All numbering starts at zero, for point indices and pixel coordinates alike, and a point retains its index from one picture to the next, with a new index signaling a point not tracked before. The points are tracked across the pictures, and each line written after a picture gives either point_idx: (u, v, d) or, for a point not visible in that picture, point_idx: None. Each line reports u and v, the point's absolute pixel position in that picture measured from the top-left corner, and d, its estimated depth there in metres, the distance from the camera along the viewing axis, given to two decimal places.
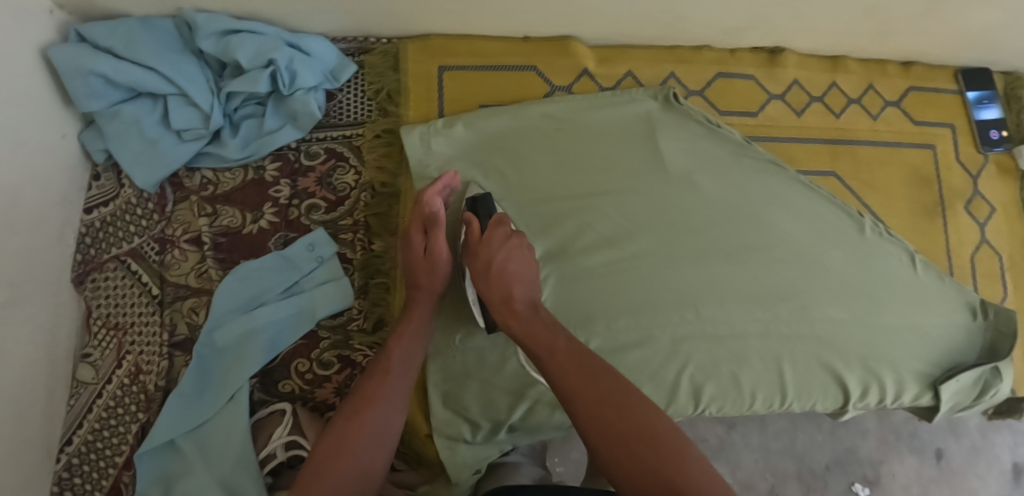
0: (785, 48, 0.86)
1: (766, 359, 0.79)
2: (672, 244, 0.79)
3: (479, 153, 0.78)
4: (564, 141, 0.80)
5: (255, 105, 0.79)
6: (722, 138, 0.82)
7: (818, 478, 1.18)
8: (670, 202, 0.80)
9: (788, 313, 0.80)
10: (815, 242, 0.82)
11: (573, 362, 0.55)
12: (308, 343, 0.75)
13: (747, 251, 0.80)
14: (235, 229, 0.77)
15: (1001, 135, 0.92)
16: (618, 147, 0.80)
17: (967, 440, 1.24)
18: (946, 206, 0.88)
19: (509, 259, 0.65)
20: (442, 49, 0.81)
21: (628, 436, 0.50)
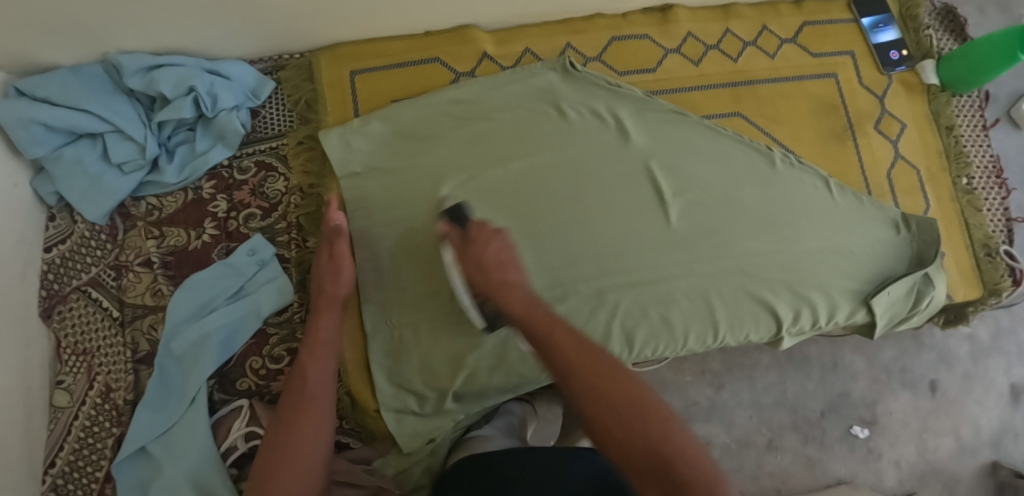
0: (674, 5, 0.90)
1: (695, 297, 0.82)
2: (589, 202, 0.83)
3: (392, 143, 0.84)
4: (473, 121, 0.85)
5: (186, 132, 0.85)
6: (623, 97, 0.86)
7: (815, 426, 1.19)
8: (582, 162, 0.84)
9: (709, 250, 0.84)
10: (732, 180, 0.85)
11: (570, 339, 0.59)
12: (259, 341, 0.81)
13: (660, 199, 0.84)
14: (182, 247, 0.83)
15: (901, 55, 0.95)
16: (526, 119, 0.85)
17: (958, 368, 1.24)
18: (856, 128, 0.91)
19: (501, 251, 0.68)
20: (349, 55, 0.87)
21: (619, 406, 0.55)
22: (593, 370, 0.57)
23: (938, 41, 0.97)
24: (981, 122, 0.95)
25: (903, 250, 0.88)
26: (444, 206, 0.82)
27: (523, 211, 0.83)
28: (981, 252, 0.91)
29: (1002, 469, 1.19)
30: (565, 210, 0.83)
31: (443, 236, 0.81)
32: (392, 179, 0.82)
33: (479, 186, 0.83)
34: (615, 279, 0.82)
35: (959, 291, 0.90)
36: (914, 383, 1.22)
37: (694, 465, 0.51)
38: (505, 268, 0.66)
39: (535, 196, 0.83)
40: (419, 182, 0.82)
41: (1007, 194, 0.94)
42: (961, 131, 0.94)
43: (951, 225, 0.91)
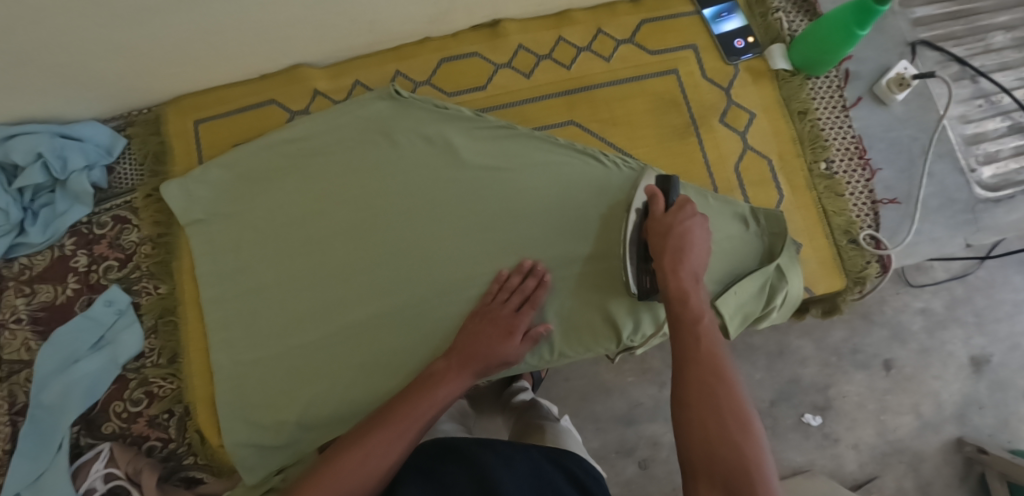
0: (502, 19, 0.91)
1: (529, 313, 0.82)
2: (417, 227, 0.84)
3: (230, 188, 0.87)
4: (305, 157, 0.87)
5: (47, 194, 0.91)
6: (450, 118, 0.87)
7: (766, 416, 1.15)
8: (412, 187, 0.86)
9: (545, 262, 0.83)
10: (562, 191, 0.84)
11: (692, 333, 0.61)
12: (119, 387, 0.85)
13: (492, 217, 0.84)
14: (51, 302, 0.89)
15: (747, 43, 0.92)
16: (354, 149, 0.87)
17: (914, 344, 1.18)
18: (699, 123, 0.90)
19: (688, 231, 0.68)
20: (192, 105, 0.92)
21: (694, 407, 0.56)
22: (710, 380, 0.58)
23: (789, 22, 0.93)
24: (840, 103, 0.92)
25: (753, 245, 0.84)
26: (278, 243, 0.85)
27: (353, 240, 0.84)
28: (843, 239, 0.88)
29: (967, 444, 1.13)
30: (394, 236, 0.84)
31: (278, 269, 0.84)
32: (230, 221, 0.86)
33: (312, 220, 0.85)
34: (447, 299, 0.82)
35: (823, 282, 0.87)
36: (867, 363, 1.17)
37: (716, 458, 0.54)
38: (682, 251, 0.67)
39: (363, 224, 0.85)
40: (254, 221, 0.86)
41: (872, 175, 0.91)
42: (817, 115, 0.91)
43: (809, 213, 0.88)
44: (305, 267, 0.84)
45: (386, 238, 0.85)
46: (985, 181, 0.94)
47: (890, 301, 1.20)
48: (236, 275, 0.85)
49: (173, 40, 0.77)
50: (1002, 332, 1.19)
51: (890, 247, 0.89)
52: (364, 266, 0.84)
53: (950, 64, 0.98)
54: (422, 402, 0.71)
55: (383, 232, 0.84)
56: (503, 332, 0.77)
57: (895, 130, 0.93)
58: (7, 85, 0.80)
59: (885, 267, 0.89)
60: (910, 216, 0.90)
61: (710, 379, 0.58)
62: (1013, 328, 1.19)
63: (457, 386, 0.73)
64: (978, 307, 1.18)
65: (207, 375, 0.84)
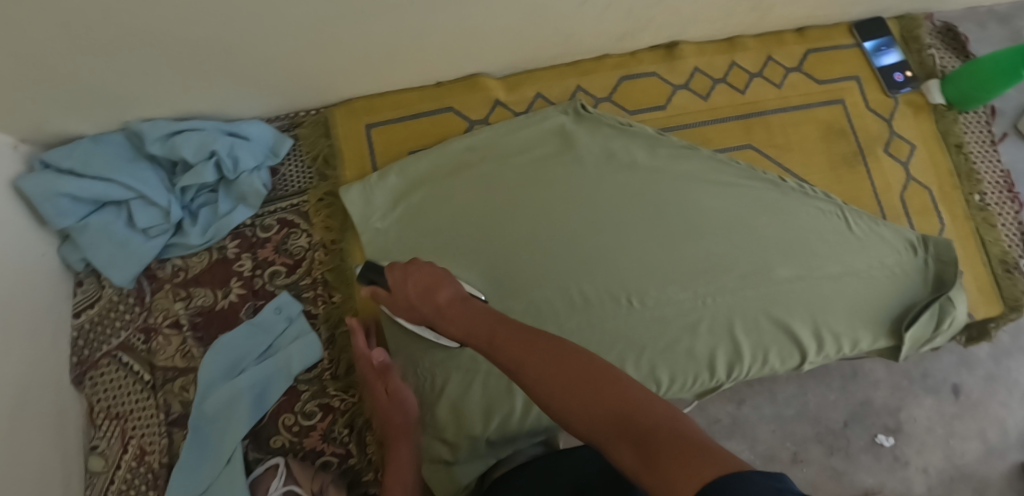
0: (679, 41, 0.92)
1: (718, 334, 0.82)
2: (603, 242, 0.84)
3: (406, 197, 0.85)
4: (488, 166, 0.86)
5: (207, 193, 0.87)
6: (635, 135, 0.87)
7: (839, 437, 1.10)
8: (597, 202, 0.85)
9: (731, 282, 0.84)
10: (743, 214, 0.87)
11: (520, 345, 0.51)
12: (290, 398, 0.81)
13: (678, 236, 0.85)
14: (209, 307, 0.84)
15: (905, 77, 0.96)
16: (539, 161, 0.86)
17: (981, 370, 1.14)
18: (867, 152, 0.92)
19: (412, 282, 0.64)
20: (363, 109, 0.89)
21: (615, 405, 0.44)
22: (590, 384, 0.46)
23: (941, 59, 0.98)
24: (990, 138, 0.97)
25: (915, 270, 0.88)
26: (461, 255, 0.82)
27: (540, 253, 0.83)
28: (1000, 268, 0.91)
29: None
30: (585, 248, 0.83)
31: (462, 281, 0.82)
32: (409, 229, 0.83)
33: (497, 229, 0.84)
34: (631, 317, 0.82)
35: (982, 309, 0.90)
36: (937, 387, 1.12)
37: (674, 437, 0.39)
38: (436, 286, 0.63)
39: (551, 237, 0.83)
40: (434, 231, 0.83)
41: (1020, 208, 0.95)
42: (970, 148, 0.95)
43: (968, 242, 0.92)
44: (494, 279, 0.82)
45: (575, 251, 0.83)
46: None
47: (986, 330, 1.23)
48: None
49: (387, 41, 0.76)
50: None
51: None
52: (556, 278, 0.82)
53: None
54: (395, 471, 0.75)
55: (572, 246, 0.83)
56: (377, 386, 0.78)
57: None
58: (200, 74, 0.76)
59: None
60: None
61: (576, 371, 0.47)
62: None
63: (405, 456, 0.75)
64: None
65: None
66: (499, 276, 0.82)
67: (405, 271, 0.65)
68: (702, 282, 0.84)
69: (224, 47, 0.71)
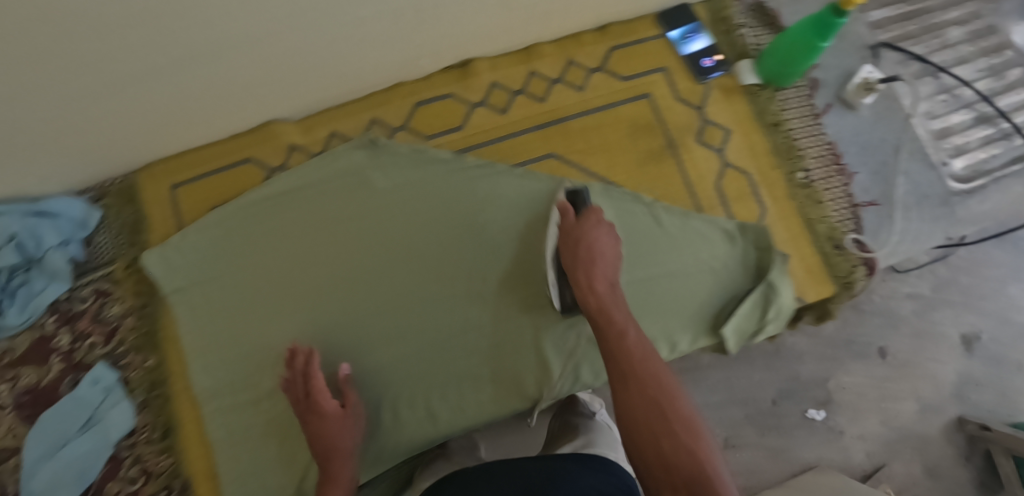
0: (472, 59, 0.92)
1: (522, 355, 0.83)
2: (404, 278, 0.85)
3: (210, 252, 0.86)
4: (288, 214, 0.87)
5: (22, 272, 0.85)
6: (430, 162, 0.88)
7: (769, 416, 1.16)
8: (397, 236, 0.86)
9: (537, 299, 0.84)
10: (547, 230, 0.85)
11: (631, 320, 0.63)
12: (113, 466, 0.82)
13: (483, 261, 0.85)
14: (35, 386, 0.85)
15: (715, 61, 0.94)
16: (337, 203, 0.87)
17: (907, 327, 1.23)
18: (676, 144, 0.90)
19: (594, 237, 0.72)
20: (165, 171, 0.90)
21: (650, 388, 0.55)
22: (628, 358, 0.58)
23: (754, 36, 0.96)
24: (811, 111, 0.94)
25: (734, 263, 0.86)
26: (267, 304, 0.85)
27: (344, 293, 0.85)
28: (829, 246, 0.89)
29: (968, 423, 1.18)
30: (387, 286, 0.85)
31: (269, 333, 0.84)
32: (217, 284, 0.85)
33: (301, 277, 0.85)
34: (437, 349, 0.83)
35: (813, 290, 0.87)
36: (865, 352, 1.20)
37: (678, 453, 0.51)
38: (595, 257, 0.69)
39: (354, 277, 0.85)
40: (241, 284, 0.85)
41: (848, 180, 0.92)
42: (790, 125, 0.93)
43: (793, 222, 0.89)
44: (300, 327, 0.84)
45: (377, 290, 0.85)
46: (957, 173, 0.97)
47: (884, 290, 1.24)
48: (229, 341, 0.84)
49: (159, 104, 0.76)
50: (990, 308, 1.28)
51: (874, 249, 0.90)
52: (360, 318, 0.84)
53: (911, 62, 1.00)
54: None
55: (375, 285, 0.85)
56: (331, 422, 0.75)
57: (865, 133, 0.95)
58: None
59: (874, 269, 0.89)
60: (888, 216, 0.92)
61: (630, 376, 0.57)
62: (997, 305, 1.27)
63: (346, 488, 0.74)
64: (966, 286, 1.24)
65: (205, 447, 0.82)
66: (305, 323, 0.84)
67: (571, 227, 0.74)
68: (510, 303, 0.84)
69: (11, 136, 0.72)
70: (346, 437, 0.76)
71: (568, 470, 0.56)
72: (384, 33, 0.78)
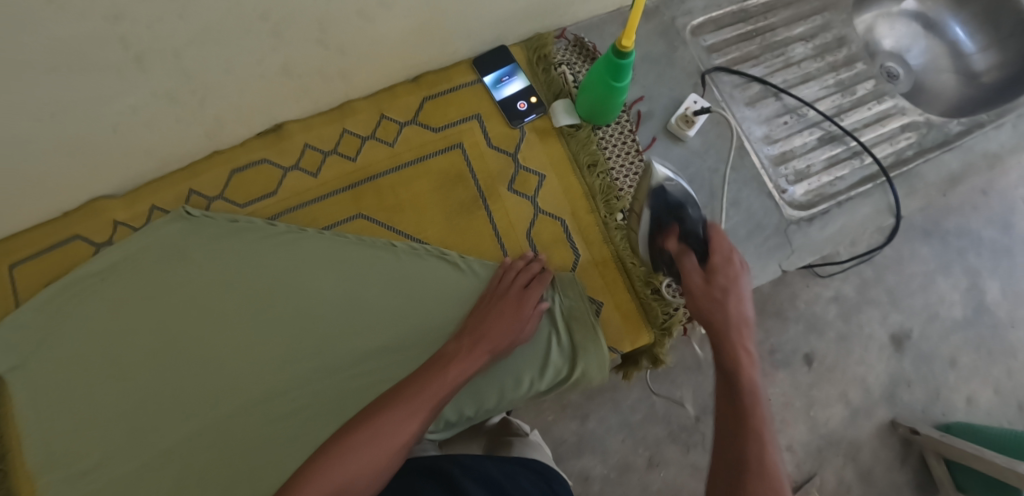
0: (285, 122, 0.93)
1: (327, 418, 0.81)
2: (217, 347, 0.85)
3: (40, 330, 0.89)
4: (108, 289, 0.89)
5: None
6: (242, 229, 0.89)
7: (692, 432, 1.15)
8: (208, 305, 0.87)
9: (344, 361, 0.83)
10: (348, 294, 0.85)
11: (711, 301, 0.70)
12: None
13: (291, 324, 0.85)
14: None
15: (530, 104, 0.92)
16: (154, 274, 0.89)
17: (832, 332, 1.21)
18: (486, 193, 0.89)
19: (727, 281, 0.72)
20: (2, 251, 0.93)
21: (739, 389, 0.61)
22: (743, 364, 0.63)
23: (574, 73, 0.94)
24: (633, 148, 0.91)
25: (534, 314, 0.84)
26: (89, 379, 0.87)
27: (160, 365, 0.86)
28: (646, 290, 0.86)
29: (900, 426, 1.14)
30: (199, 357, 0.86)
31: (93, 408, 0.86)
32: (48, 360, 0.88)
33: (120, 354, 0.87)
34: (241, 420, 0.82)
35: (628, 338, 0.85)
36: (787, 360, 1.19)
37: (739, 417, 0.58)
38: (729, 288, 0.71)
39: (170, 348, 0.86)
40: (68, 360, 0.88)
41: None
42: (609, 165, 0.90)
43: (608, 268, 0.87)
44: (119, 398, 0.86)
45: (190, 359, 0.86)
46: (797, 199, 0.92)
47: (804, 294, 1.22)
48: (55, 417, 0.87)
49: None
50: (918, 305, 1.22)
51: None
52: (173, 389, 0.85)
53: (750, 85, 0.96)
54: (427, 392, 0.69)
55: (189, 356, 0.86)
56: (517, 306, 0.79)
57: (694, 166, 0.92)
58: None
59: None
60: None
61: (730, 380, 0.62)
62: (928, 299, 1.22)
63: (470, 366, 0.74)
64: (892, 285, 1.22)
65: None
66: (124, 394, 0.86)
67: (696, 268, 0.74)
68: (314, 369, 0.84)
69: None
70: (507, 329, 0.78)
71: (485, 465, 0.70)
72: (168, 114, 0.81)
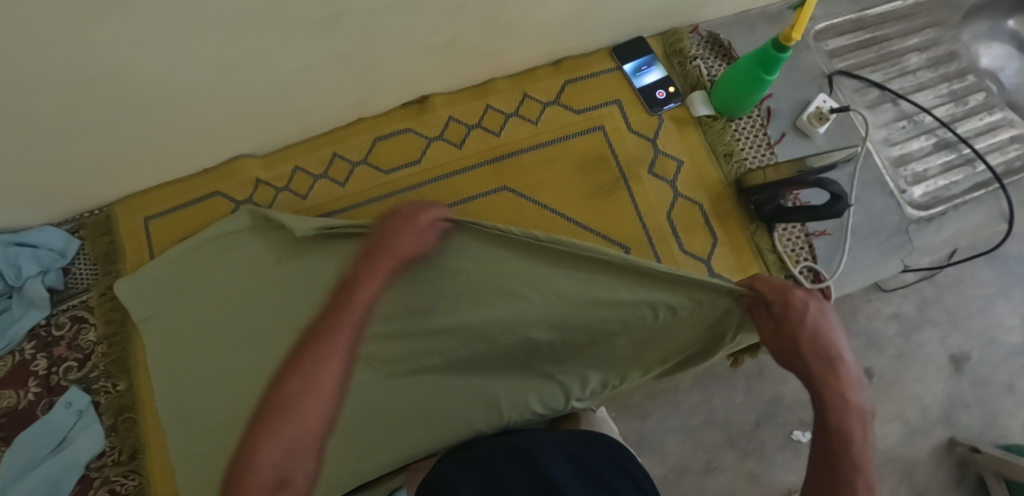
0: (430, 94, 0.95)
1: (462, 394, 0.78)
2: None
3: (167, 284, 0.89)
4: (240, 249, 0.89)
5: (5, 300, 0.91)
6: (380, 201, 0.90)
7: (750, 438, 1.21)
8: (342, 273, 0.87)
9: None
10: None
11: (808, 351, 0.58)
12: (83, 487, 0.86)
13: None
14: (14, 408, 0.89)
15: (669, 93, 0.96)
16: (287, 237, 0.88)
17: (892, 349, 1.25)
18: (628, 175, 0.93)
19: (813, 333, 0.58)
20: (141, 204, 0.95)
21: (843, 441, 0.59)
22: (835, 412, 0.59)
23: (708, 68, 0.98)
24: (765, 141, 0.95)
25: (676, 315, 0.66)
26: (213, 337, 0.85)
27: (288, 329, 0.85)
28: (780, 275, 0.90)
29: (959, 445, 1.17)
30: None
31: (216, 368, 0.84)
32: (172, 316, 0.87)
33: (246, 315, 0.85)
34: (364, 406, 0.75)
35: None
36: None
37: (854, 471, 0.58)
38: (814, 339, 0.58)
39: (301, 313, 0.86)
40: (193, 319, 0.87)
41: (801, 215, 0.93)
42: (743, 155, 0.94)
43: (743, 252, 0.91)
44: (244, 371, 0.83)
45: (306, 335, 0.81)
46: (916, 200, 0.95)
47: (864, 308, 1.27)
48: (182, 381, 0.86)
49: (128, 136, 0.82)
50: (977, 328, 1.26)
51: (828, 278, 0.90)
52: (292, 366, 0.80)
53: (868, 89, 0.98)
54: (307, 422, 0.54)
55: None
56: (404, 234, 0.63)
57: None
58: None
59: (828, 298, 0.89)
60: (841, 246, 0.91)
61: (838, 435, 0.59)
62: (987, 323, 1.27)
63: (376, 288, 0.61)
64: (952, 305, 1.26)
65: (165, 472, 0.86)
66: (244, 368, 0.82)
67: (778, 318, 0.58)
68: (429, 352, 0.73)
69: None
70: (388, 263, 0.62)
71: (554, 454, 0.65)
72: (334, 77, 0.83)
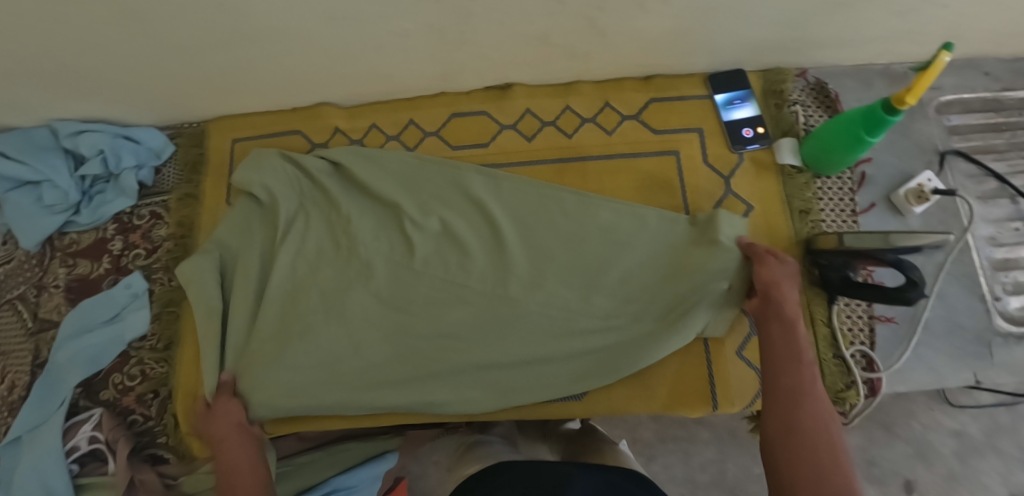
0: (514, 83, 0.97)
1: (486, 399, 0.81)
2: (410, 326, 0.83)
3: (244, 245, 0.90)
4: (310, 230, 0.89)
5: (102, 183, 1.02)
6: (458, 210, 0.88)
7: None
8: (416, 282, 0.85)
9: (523, 381, 0.81)
10: (529, 335, 0.81)
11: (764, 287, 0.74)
12: (121, 361, 0.95)
13: (484, 335, 0.82)
14: (85, 276, 1.00)
15: (756, 133, 0.91)
16: (361, 219, 0.89)
17: (943, 468, 1.09)
18: (691, 208, 0.89)
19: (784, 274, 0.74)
20: (231, 126, 1.03)
21: (781, 370, 0.68)
22: (782, 339, 0.70)
23: (806, 116, 0.92)
24: (849, 207, 0.88)
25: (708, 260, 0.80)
26: (276, 312, 0.86)
27: (346, 330, 0.84)
28: (829, 353, 0.82)
29: None
30: (385, 331, 0.83)
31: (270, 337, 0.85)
32: (238, 288, 0.88)
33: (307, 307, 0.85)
34: (315, 252, 0.88)
35: None
36: (883, 478, 1.08)
37: (812, 420, 0.64)
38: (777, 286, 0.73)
39: (357, 316, 0.84)
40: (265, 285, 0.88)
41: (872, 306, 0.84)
42: (821, 216, 0.87)
43: None
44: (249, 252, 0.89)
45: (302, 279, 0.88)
46: (1010, 312, 0.84)
47: (921, 416, 1.12)
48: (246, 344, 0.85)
49: (228, 63, 0.89)
50: None
51: (882, 370, 0.82)
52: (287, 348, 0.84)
53: (986, 179, 0.90)
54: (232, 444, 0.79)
55: (376, 332, 0.83)
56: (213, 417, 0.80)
57: None
58: (97, 79, 0.91)
59: (875, 391, 0.82)
60: (907, 340, 0.83)
61: (786, 366, 0.68)
62: None
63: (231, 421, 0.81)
64: None
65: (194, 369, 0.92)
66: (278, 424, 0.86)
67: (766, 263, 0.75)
68: (445, 212, 0.87)
69: (125, 60, 0.87)
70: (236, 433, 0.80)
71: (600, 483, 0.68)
72: (427, 47, 0.86)
